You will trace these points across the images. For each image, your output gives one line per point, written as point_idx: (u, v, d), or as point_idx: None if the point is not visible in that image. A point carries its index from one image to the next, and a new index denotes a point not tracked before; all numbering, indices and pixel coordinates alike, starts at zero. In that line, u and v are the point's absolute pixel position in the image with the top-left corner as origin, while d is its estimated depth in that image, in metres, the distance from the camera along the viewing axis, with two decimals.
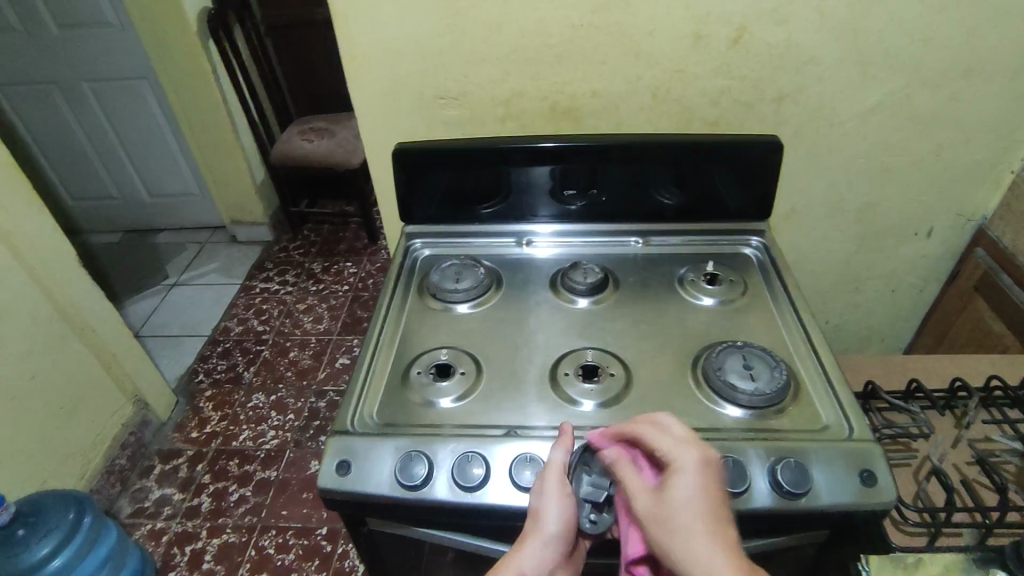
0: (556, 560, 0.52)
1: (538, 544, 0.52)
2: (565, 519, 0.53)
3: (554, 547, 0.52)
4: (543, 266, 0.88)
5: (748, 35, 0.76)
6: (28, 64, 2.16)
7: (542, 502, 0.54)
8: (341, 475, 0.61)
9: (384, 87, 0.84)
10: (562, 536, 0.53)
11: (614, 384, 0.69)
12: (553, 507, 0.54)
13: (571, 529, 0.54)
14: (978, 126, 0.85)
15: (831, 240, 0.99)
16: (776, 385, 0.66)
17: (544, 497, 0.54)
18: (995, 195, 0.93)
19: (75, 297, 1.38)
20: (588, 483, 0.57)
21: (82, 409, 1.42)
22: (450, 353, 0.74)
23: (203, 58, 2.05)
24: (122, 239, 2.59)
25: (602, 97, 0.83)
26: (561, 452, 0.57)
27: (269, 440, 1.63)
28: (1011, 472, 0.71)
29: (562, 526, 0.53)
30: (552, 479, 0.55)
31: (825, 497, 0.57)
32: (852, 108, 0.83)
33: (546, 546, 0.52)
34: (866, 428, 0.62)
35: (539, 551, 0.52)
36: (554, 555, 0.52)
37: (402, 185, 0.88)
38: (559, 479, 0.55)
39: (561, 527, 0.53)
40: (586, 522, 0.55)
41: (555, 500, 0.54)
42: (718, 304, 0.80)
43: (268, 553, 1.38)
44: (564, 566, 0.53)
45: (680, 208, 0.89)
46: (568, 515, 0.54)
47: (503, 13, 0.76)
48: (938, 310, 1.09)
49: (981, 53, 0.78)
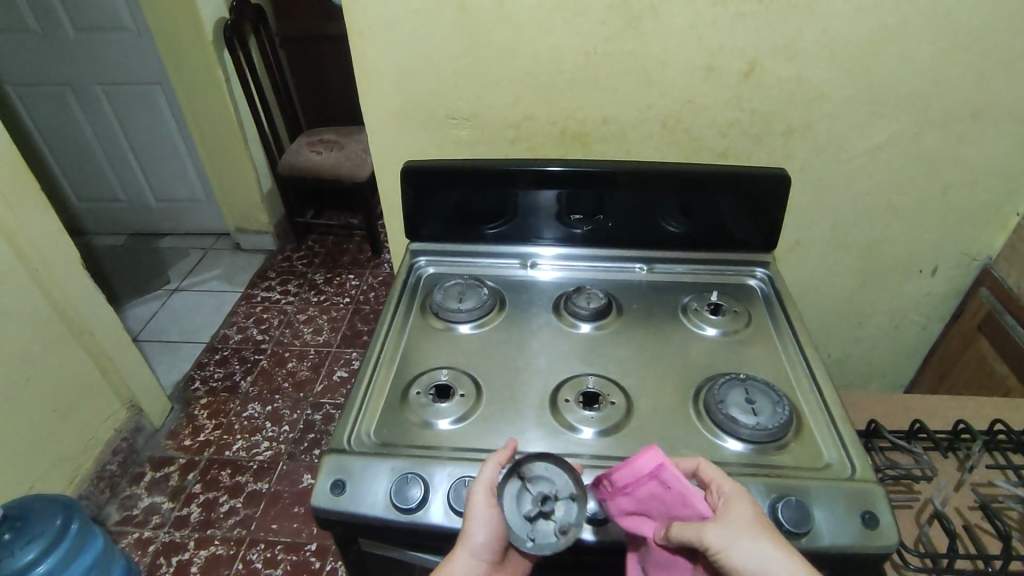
0: (484, 568, 0.53)
1: (463, 557, 0.53)
2: (491, 531, 0.53)
3: (481, 556, 0.53)
4: (546, 289, 0.88)
5: (760, 69, 0.77)
6: (44, 66, 2.18)
7: (469, 514, 0.55)
8: (337, 495, 0.61)
9: (397, 105, 0.85)
10: (488, 547, 0.53)
11: (614, 412, 0.69)
12: (479, 518, 0.54)
13: (500, 540, 0.54)
14: (984, 168, 0.85)
15: (836, 274, 0.99)
16: (778, 421, 0.65)
17: (472, 510, 0.54)
18: (1002, 236, 0.93)
19: (75, 299, 1.38)
20: (529, 500, 0.54)
21: (76, 412, 1.42)
22: (450, 373, 0.74)
23: (218, 67, 2.06)
24: (126, 242, 2.60)
25: (612, 124, 0.83)
26: (491, 468, 0.57)
27: (263, 451, 1.62)
28: (1014, 518, 0.71)
29: (489, 538, 0.53)
30: (480, 492, 0.55)
31: (826, 538, 0.56)
32: (860, 145, 0.84)
33: (471, 557, 0.53)
34: (867, 468, 0.61)
35: (466, 564, 0.53)
36: (481, 564, 0.54)
37: (409, 201, 0.88)
38: (487, 492, 0.55)
39: (487, 538, 0.53)
40: (526, 541, 0.53)
41: (481, 513, 0.54)
42: (721, 335, 0.79)
43: (256, 567, 1.36)
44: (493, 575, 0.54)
45: (685, 236, 0.88)
46: (494, 526, 0.54)
47: (519, 39, 0.77)
48: (940, 348, 1.08)
49: (991, 97, 0.78)
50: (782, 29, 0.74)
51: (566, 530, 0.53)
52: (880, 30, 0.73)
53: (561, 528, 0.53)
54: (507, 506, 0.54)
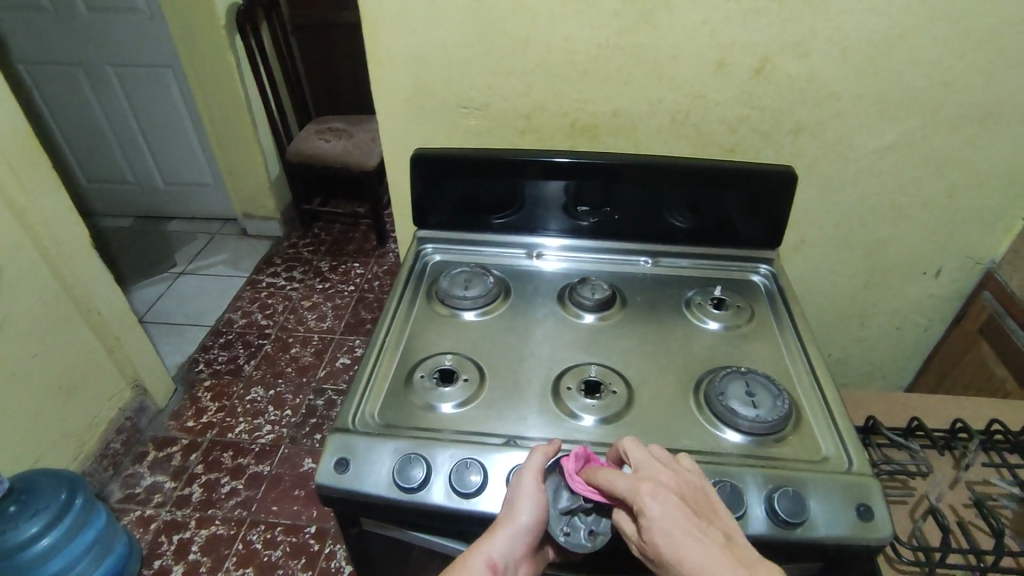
0: (523, 551, 0.54)
1: (508, 535, 0.53)
2: (535, 513, 0.55)
3: (523, 539, 0.54)
4: (551, 279, 0.88)
5: (771, 65, 0.77)
6: (57, 46, 2.19)
7: (518, 498, 0.55)
8: (340, 473, 0.62)
9: (409, 93, 0.85)
10: (531, 530, 0.54)
11: (615, 401, 0.70)
12: (528, 501, 0.55)
13: (541, 526, 0.55)
14: (991, 171, 0.86)
15: (839, 273, 1.00)
16: (777, 414, 0.66)
17: (520, 491, 0.56)
18: (1006, 240, 0.94)
19: (83, 278, 1.40)
20: (567, 497, 0.56)
21: (82, 390, 1.43)
22: (454, 358, 0.75)
23: (229, 52, 2.07)
24: (133, 224, 2.61)
25: (621, 117, 0.84)
26: (540, 457, 0.58)
27: (264, 434, 1.63)
28: (1007, 517, 0.71)
29: (532, 521, 0.54)
30: (530, 476, 0.56)
31: (821, 528, 0.57)
32: (868, 145, 0.84)
33: (515, 538, 0.53)
34: (865, 462, 0.62)
35: (509, 542, 0.53)
36: (521, 547, 0.54)
37: (418, 189, 0.89)
38: (535, 476, 0.56)
39: (532, 520, 0.54)
40: (559, 535, 0.55)
41: (529, 495, 0.55)
42: (724, 329, 0.80)
43: (256, 548, 1.37)
44: (526, 560, 0.54)
45: (690, 231, 0.89)
46: (540, 510, 0.55)
47: (531, 29, 0.78)
48: (942, 350, 1.08)
49: (1001, 100, 0.79)
50: (794, 26, 0.74)
51: (595, 534, 0.55)
52: (893, 29, 0.74)
53: (591, 531, 0.55)
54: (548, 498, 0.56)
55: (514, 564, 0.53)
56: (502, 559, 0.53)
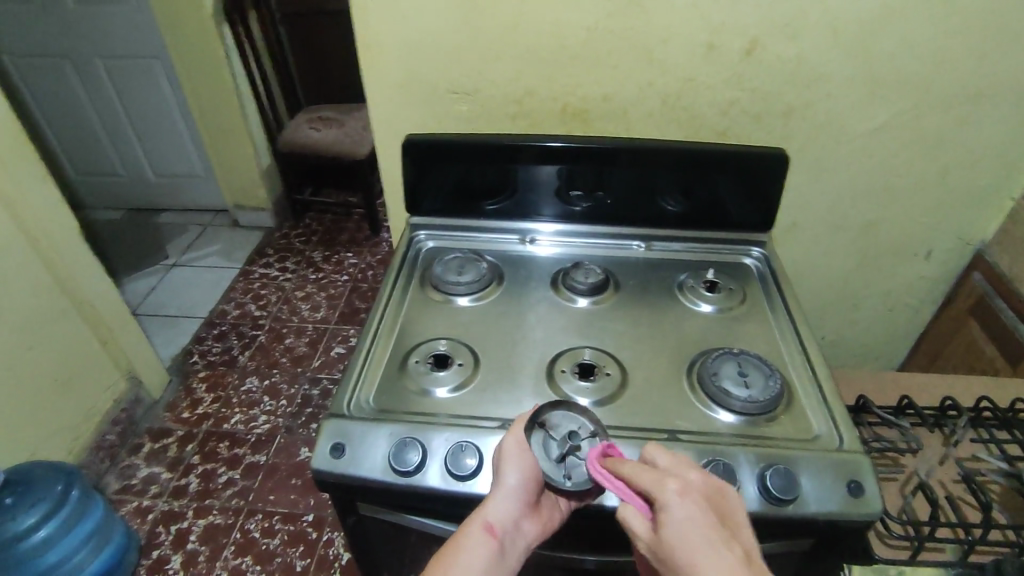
0: (520, 510, 0.54)
1: (499, 498, 0.54)
2: (523, 473, 0.55)
3: (517, 498, 0.54)
4: (544, 264, 0.89)
5: (762, 48, 0.77)
6: (42, 36, 2.16)
7: (503, 461, 0.56)
8: (336, 458, 0.62)
9: (399, 78, 0.85)
10: (523, 488, 0.55)
11: (609, 382, 0.70)
12: (512, 461, 0.55)
13: (535, 483, 0.55)
14: (981, 151, 0.86)
15: (830, 256, 1.01)
16: (769, 394, 0.67)
17: (505, 454, 0.56)
18: (996, 221, 0.95)
19: (74, 270, 1.39)
20: (555, 446, 0.58)
21: (76, 383, 1.43)
22: (448, 344, 0.75)
23: (217, 41, 2.05)
24: (123, 216, 2.59)
25: (613, 101, 0.84)
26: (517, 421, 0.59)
27: (260, 424, 1.64)
28: (995, 491, 0.73)
29: (521, 480, 0.55)
30: (512, 436, 0.57)
31: (812, 504, 0.58)
32: (859, 126, 0.84)
33: (506, 500, 0.54)
34: (856, 440, 0.63)
35: (502, 504, 0.54)
36: (518, 506, 0.54)
37: (410, 176, 0.89)
38: (517, 436, 0.57)
39: (520, 480, 0.55)
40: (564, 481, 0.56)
41: (513, 456, 0.56)
42: (716, 311, 0.80)
43: (254, 537, 1.38)
44: (528, 516, 0.55)
45: (683, 215, 0.89)
46: (525, 467, 0.55)
47: (521, 12, 0.77)
48: (932, 331, 1.10)
49: (990, 80, 0.79)
50: (784, 7, 0.74)
51: None
52: (884, 9, 0.73)
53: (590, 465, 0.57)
54: (537, 454, 0.57)
55: (513, 522, 0.54)
56: (499, 521, 0.53)
